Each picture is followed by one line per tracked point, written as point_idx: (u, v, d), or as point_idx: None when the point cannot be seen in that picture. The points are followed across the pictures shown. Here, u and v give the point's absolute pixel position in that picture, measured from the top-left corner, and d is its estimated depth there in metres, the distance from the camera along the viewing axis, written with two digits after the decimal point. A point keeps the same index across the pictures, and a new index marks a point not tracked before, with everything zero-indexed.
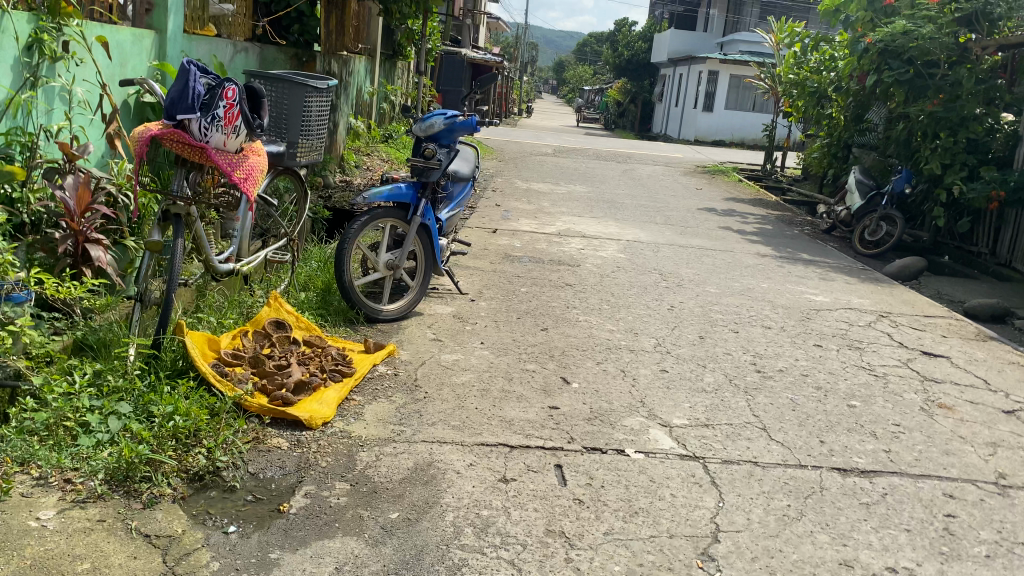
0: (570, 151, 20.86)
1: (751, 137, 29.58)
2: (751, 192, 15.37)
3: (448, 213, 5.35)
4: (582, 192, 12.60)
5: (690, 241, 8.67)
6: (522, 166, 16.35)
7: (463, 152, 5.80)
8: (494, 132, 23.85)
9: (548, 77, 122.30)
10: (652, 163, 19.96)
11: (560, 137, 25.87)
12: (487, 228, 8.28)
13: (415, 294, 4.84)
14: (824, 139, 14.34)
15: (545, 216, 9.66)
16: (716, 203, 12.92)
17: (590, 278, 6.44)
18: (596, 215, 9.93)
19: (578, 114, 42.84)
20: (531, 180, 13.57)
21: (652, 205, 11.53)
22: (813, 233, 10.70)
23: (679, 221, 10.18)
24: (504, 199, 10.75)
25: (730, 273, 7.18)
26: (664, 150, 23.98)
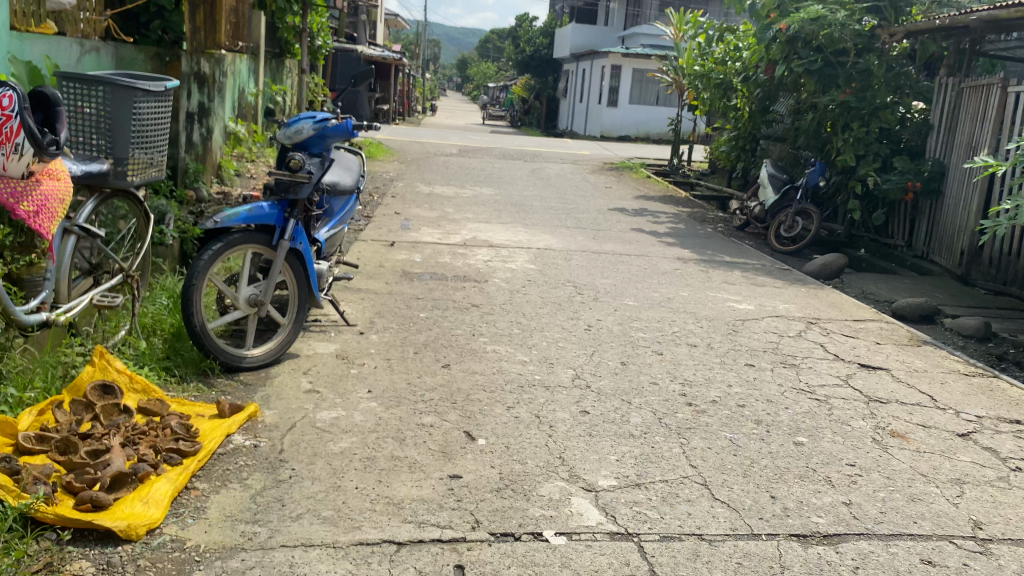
0: (476, 151, 20.20)
1: (657, 131, 29.54)
2: (661, 188, 15.05)
3: (327, 233, 4.64)
4: (488, 194, 11.94)
5: (603, 246, 8.12)
6: (425, 168, 15.60)
7: (344, 159, 5.08)
8: (397, 133, 23.01)
9: (452, 75, 121.35)
10: (559, 160, 19.49)
11: (465, 136, 25.20)
12: (383, 240, 7.54)
13: (289, 331, 4.10)
14: (731, 131, 14.09)
15: (448, 223, 8.97)
16: (627, 201, 12.48)
17: (497, 295, 5.79)
18: (503, 221, 9.30)
19: (483, 112, 42.21)
20: (434, 183, 12.85)
21: (561, 207, 10.98)
22: (727, 230, 10.34)
23: (590, 223, 9.66)
24: (404, 206, 10.01)
25: (647, 281, 6.65)
26: (571, 146, 23.58)
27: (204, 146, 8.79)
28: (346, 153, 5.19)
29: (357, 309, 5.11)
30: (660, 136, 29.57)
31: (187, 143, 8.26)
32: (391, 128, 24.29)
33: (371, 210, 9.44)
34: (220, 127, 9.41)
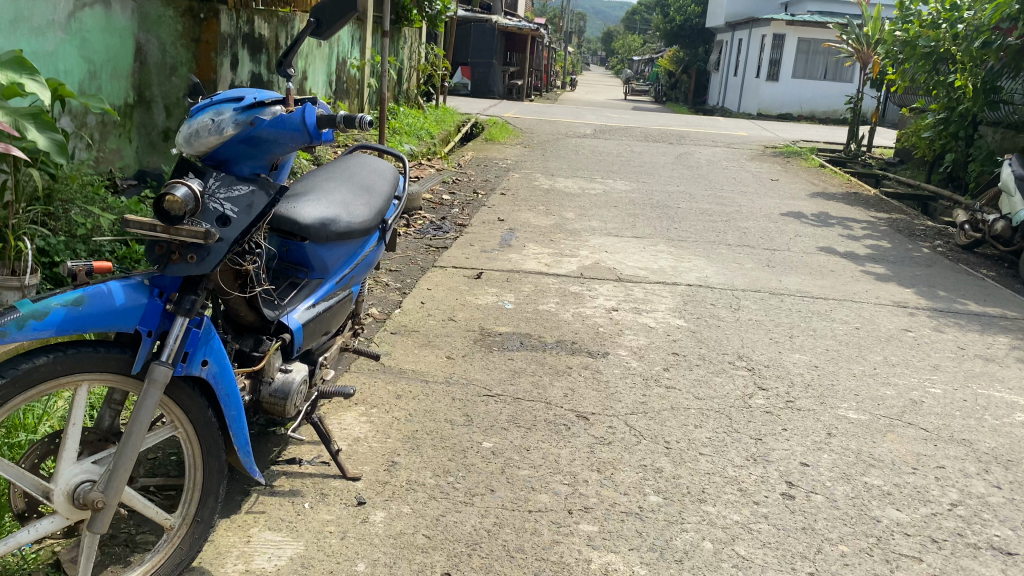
0: (613, 131, 17.78)
1: (823, 108, 26.05)
2: (840, 183, 12.19)
3: (307, 314, 2.52)
4: (624, 191, 9.58)
5: (782, 283, 5.67)
6: (553, 153, 13.38)
7: (358, 170, 2.92)
8: (528, 110, 20.96)
9: (596, 48, 118.14)
10: (711, 144, 16.77)
11: (603, 113, 22.82)
12: (469, 267, 5.39)
13: (183, 539, 1.99)
14: (939, 113, 11.05)
15: (564, 238, 6.72)
16: (801, 202, 9.83)
17: (624, 393, 3.51)
18: (641, 235, 6.95)
19: (626, 87, 39.46)
20: (559, 174, 10.61)
21: (716, 211, 8.53)
22: (949, 251, 7.57)
23: (760, 240, 7.17)
24: (513, 209, 7.83)
25: (866, 362, 4.18)
26: (724, 127, 20.75)
27: None
28: (365, 157, 3.03)
29: (375, 430, 2.98)
30: (826, 114, 26.01)
31: None
32: (522, 105, 22.21)
33: (468, 215, 7.32)
34: None
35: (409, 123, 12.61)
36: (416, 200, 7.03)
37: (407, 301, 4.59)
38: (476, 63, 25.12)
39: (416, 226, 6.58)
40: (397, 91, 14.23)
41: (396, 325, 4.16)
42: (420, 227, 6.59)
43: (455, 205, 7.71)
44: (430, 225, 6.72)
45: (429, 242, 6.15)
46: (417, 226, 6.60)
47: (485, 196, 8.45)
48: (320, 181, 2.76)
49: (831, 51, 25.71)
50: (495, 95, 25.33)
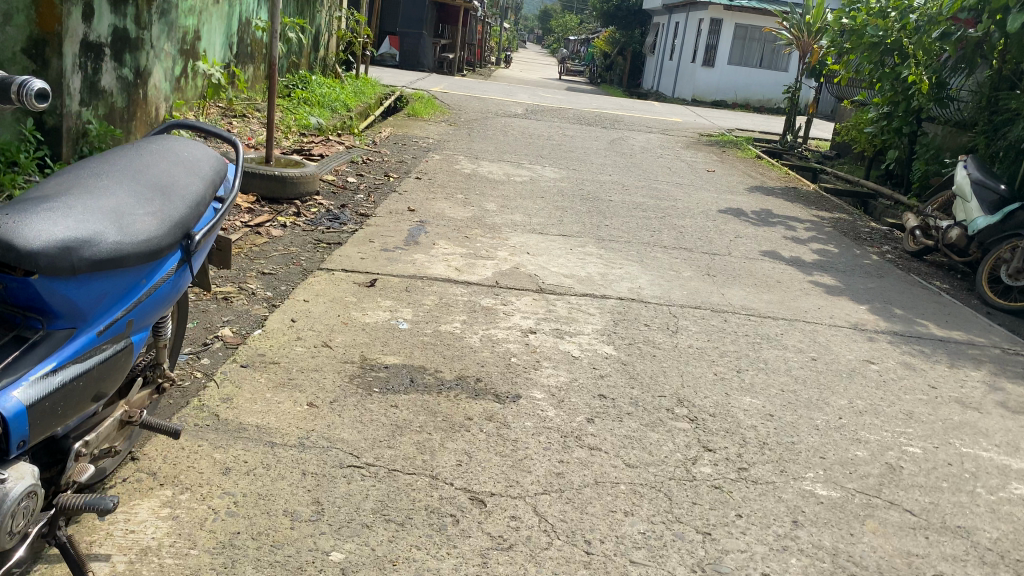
0: (545, 111, 16.96)
1: (757, 97, 25.75)
2: (778, 176, 11.65)
3: (41, 388, 1.64)
4: (552, 179, 8.79)
5: (725, 297, 4.95)
6: (480, 133, 12.50)
7: (157, 162, 2.04)
8: (457, 85, 19.97)
9: (533, 26, 117.08)
10: (645, 129, 16.12)
11: (535, 92, 21.97)
12: (361, 271, 4.51)
13: None
14: (882, 107, 10.56)
15: (481, 234, 5.88)
16: (739, 197, 9.20)
17: (535, 459, 2.71)
18: (568, 234, 6.17)
19: (561, 66, 38.68)
20: (483, 157, 9.74)
21: (651, 206, 7.81)
22: (898, 258, 7.00)
23: (699, 242, 6.46)
24: (426, 198, 6.94)
25: (829, 408, 3.48)
26: (659, 112, 20.16)
27: (126, 99, 5.92)
28: (174, 142, 2.15)
29: (177, 536, 2.11)
30: (760, 103, 25.75)
31: (86, 92, 5.36)
32: (451, 79, 21.17)
33: (373, 203, 6.41)
34: (165, 71, 6.54)
35: (323, 94, 11.57)
36: (312, 185, 6.10)
37: (275, 318, 3.69)
38: (405, 32, 23.95)
39: (309, 216, 5.65)
40: (311, 58, 13.11)
41: (252, 355, 3.27)
42: (313, 217, 5.66)
43: (360, 191, 6.79)
44: (326, 214, 5.80)
45: (321, 237, 5.23)
46: (310, 216, 5.67)
47: (398, 180, 7.53)
48: (87, 176, 1.88)
49: (767, 39, 25.38)
50: (425, 67, 24.21)
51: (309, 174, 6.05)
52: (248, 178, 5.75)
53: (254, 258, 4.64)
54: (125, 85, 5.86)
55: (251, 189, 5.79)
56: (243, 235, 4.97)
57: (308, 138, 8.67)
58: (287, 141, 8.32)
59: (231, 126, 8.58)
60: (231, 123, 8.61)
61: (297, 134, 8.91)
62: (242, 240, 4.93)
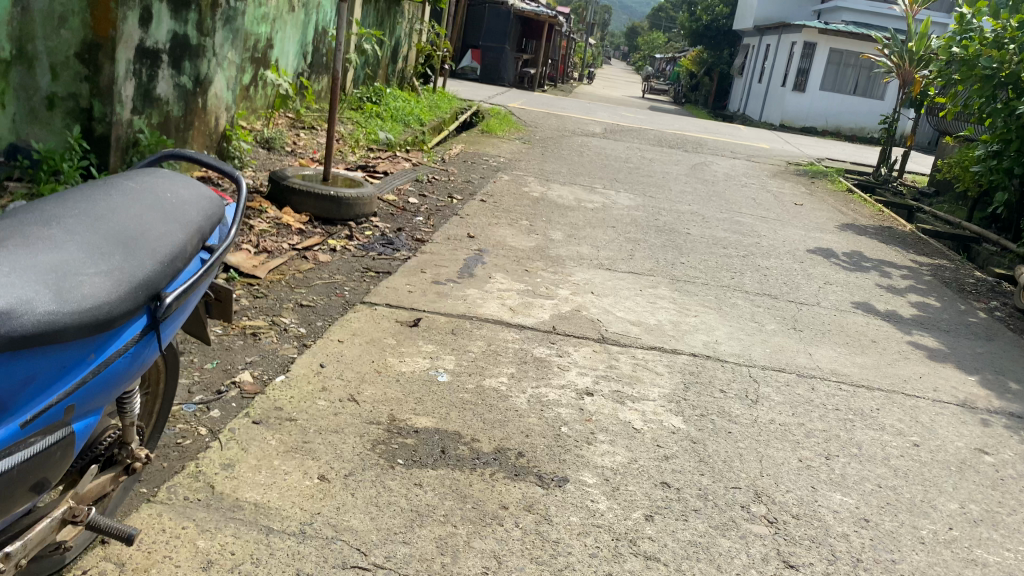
0: (625, 132, 16.47)
1: (849, 125, 24.71)
2: (871, 213, 10.90)
3: None
4: (627, 207, 8.31)
5: (811, 358, 4.40)
6: (556, 153, 12.10)
7: (129, 208, 1.68)
8: (537, 101, 19.64)
9: (619, 43, 116.48)
10: (729, 155, 15.47)
11: (617, 111, 21.48)
12: (407, 308, 4.13)
13: None
14: (991, 145, 9.75)
15: (544, 267, 5.46)
16: (828, 236, 8.55)
17: (577, 571, 2.26)
18: (639, 271, 5.69)
19: (645, 85, 38.06)
20: (556, 180, 9.33)
21: (733, 242, 7.26)
22: (1009, 317, 6.28)
23: (783, 287, 5.90)
24: (490, 223, 6.56)
25: (937, 515, 2.92)
26: (744, 137, 19.43)
27: (184, 108, 5.71)
28: (154, 185, 1.80)
29: None
30: (852, 131, 24.70)
31: (140, 100, 5.13)
32: (531, 95, 20.86)
33: (433, 227, 6.06)
34: (228, 80, 6.33)
35: (396, 107, 11.35)
36: (370, 206, 5.78)
37: (302, 361, 3.33)
38: (488, 47, 23.76)
39: (362, 240, 5.32)
40: (389, 70, 12.94)
41: (269, 408, 2.91)
42: (367, 241, 5.33)
43: (421, 214, 6.45)
44: (381, 238, 5.47)
45: (371, 265, 4.89)
46: (363, 240, 5.34)
47: (463, 202, 7.18)
48: (32, 225, 1.52)
49: (863, 65, 24.33)
50: (506, 82, 23.99)
51: (368, 194, 5.74)
52: (302, 197, 5.47)
53: (295, 286, 4.32)
54: (183, 94, 5.65)
55: (305, 207, 5.51)
56: (288, 260, 4.67)
57: (376, 154, 8.40)
58: (352, 156, 8.06)
59: (298, 137, 8.38)
60: (298, 134, 8.41)
61: (365, 149, 8.66)
62: (286, 265, 4.62)
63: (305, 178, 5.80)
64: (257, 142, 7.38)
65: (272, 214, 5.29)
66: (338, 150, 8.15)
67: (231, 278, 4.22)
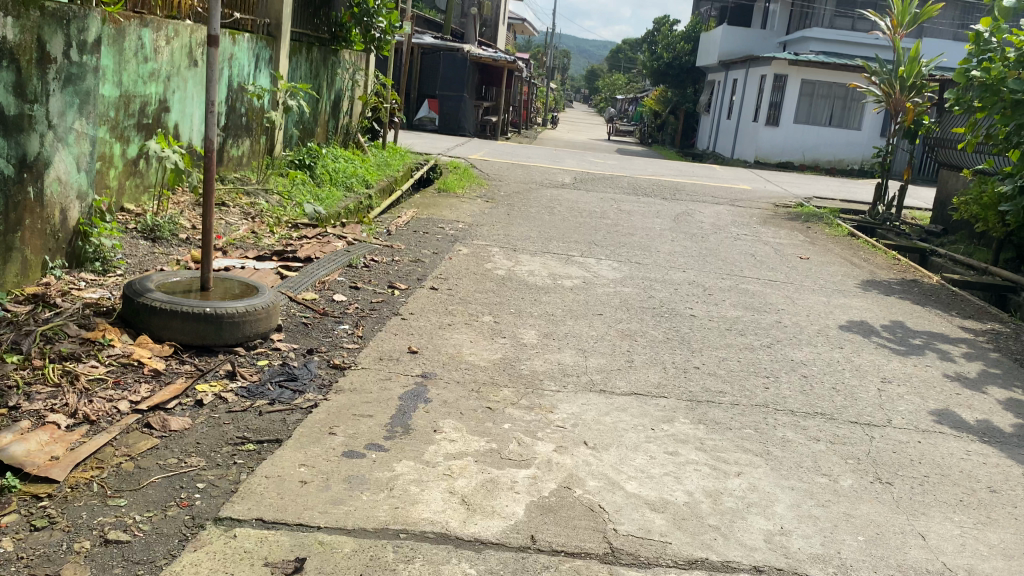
0: (596, 180, 15.08)
1: (827, 158, 23.65)
2: (887, 262, 9.50)
3: None
4: (612, 281, 6.79)
5: (931, 551, 2.85)
6: (522, 210, 10.63)
7: None
8: (499, 150, 18.26)
9: (580, 86, 116.86)
10: (712, 200, 14.10)
11: (585, 156, 20.17)
12: (289, 531, 2.54)
13: None
14: (1022, 180, 8.41)
15: (512, 394, 3.89)
16: (856, 301, 7.08)
17: None
18: (643, 390, 4.14)
19: (611, 126, 37.03)
20: (523, 248, 7.81)
21: (749, 324, 5.76)
22: None
23: (834, 397, 4.38)
24: (440, 325, 4.99)
25: None
26: (724, 177, 18.14)
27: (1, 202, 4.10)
28: None
29: None
30: (830, 164, 23.65)
31: None
32: (492, 143, 19.50)
33: (360, 341, 4.48)
34: (79, 157, 4.73)
35: (334, 171, 9.85)
36: (268, 321, 4.19)
37: None
38: (445, 95, 22.40)
39: (251, 379, 3.72)
40: (329, 127, 11.47)
41: None
42: (257, 381, 3.73)
43: (346, 319, 4.89)
44: (280, 371, 3.88)
45: (253, 427, 3.29)
46: (252, 378, 3.74)
47: (406, 292, 5.62)
48: None
49: (837, 95, 23.31)
50: (465, 131, 22.64)
51: (265, 305, 4.16)
52: (164, 320, 3.88)
53: (113, 492, 2.71)
54: None
55: (170, 334, 3.92)
56: (117, 435, 3.06)
57: (300, 232, 6.84)
58: (268, 239, 6.48)
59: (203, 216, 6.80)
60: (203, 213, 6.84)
61: (288, 226, 7.09)
62: (114, 445, 3.01)
63: (178, 288, 4.21)
64: (138, 233, 5.79)
65: (117, 351, 3.69)
66: (252, 233, 6.57)
67: (7, 487, 2.64)
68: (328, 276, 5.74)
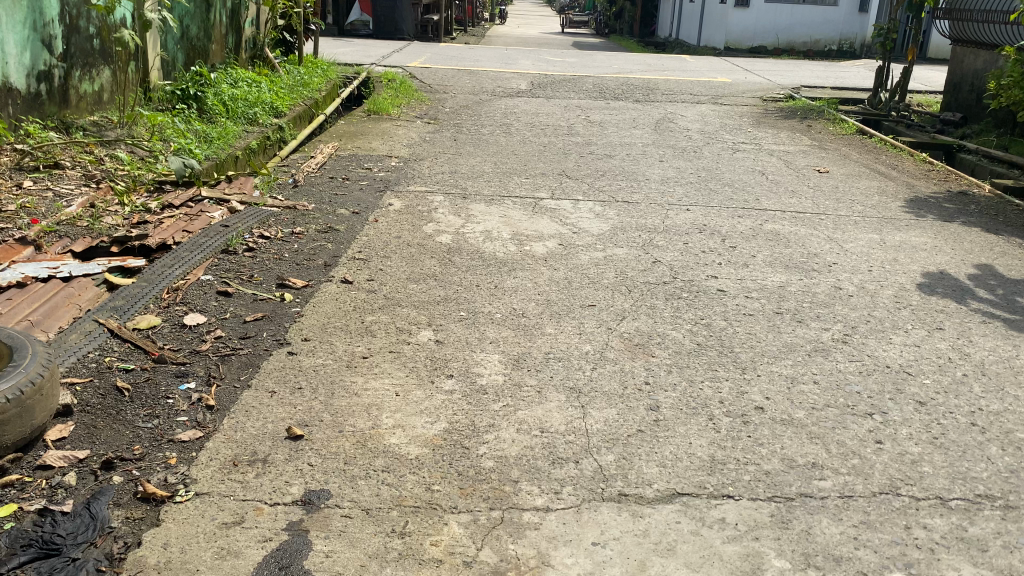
0: (556, 83, 13.07)
1: (802, 39, 21.66)
2: (920, 170, 7.79)
3: None
4: (596, 237, 5.00)
5: None
6: (471, 132, 8.69)
7: None
8: (442, 55, 16.06)
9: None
10: (692, 97, 12.18)
11: (540, 54, 17.97)
12: None
13: None
14: None
15: (463, 533, 2.17)
16: (916, 237, 5.39)
17: None
18: (691, 484, 2.43)
19: (564, 18, 34.43)
20: (475, 194, 5.95)
21: (802, 302, 4.03)
22: None
23: (988, 452, 2.70)
24: (349, 358, 3.19)
25: None
26: (697, 69, 16.17)
27: None
28: None
29: None
30: (806, 46, 21.69)
31: None
32: (434, 46, 17.20)
33: (210, 419, 2.70)
34: None
35: (232, 99, 7.80)
36: (24, 421, 2.37)
37: None
38: None
39: None
40: (227, 43, 9.29)
41: None
42: None
43: (196, 363, 3.09)
44: (31, 535, 2.09)
45: None
46: None
47: (303, 293, 3.82)
48: None
49: None
50: (404, 35, 20.07)
51: (10, 396, 2.32)
52: None
53: None
54: None
55: None
56: None
57: (162, 200, 4.94)
58: (110, 216, 4.58)
59: (26, 182, 4.86)
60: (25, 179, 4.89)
61: (146, 193, 5.20)
62: None
63: None
64: None
65: None
66: (91, 208, 4.66)
67: None
68: (189, 275, 3.92)
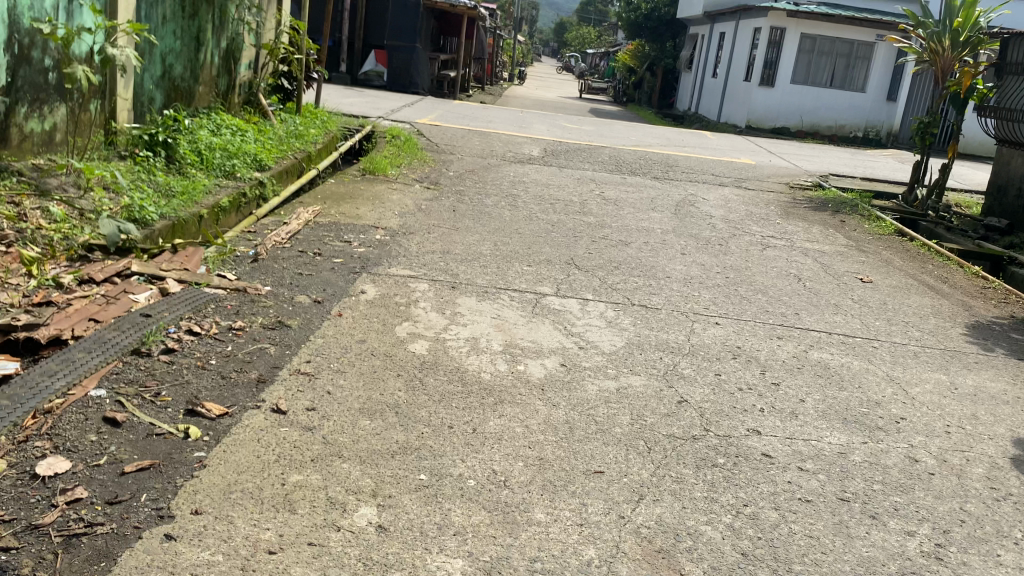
0: (570, 152, 12.31)
1: (826, 122, 21.08)
2: (975, 285, 6.89)
3: None
4: (606, 356, 4.08)
5: None
6: (474, 203, 7.84)
7: None
8: (455, 112, 15.38)
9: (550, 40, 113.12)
10: (714, 179, 11.40)
11: (556, 119, 17.32)
12: None
13: None
14: None
15: None
16: (992, 380, 4.46)
17: None
18: None
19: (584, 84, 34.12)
20: (467, 284, 5.05)
21: (871, 482, 3.10)
22: None
23: None
24: (250, 554, 2.26)
25: None
26: (719, 147, 15.45)
27: None
28: None
29: None
30: (830, 129, 21.09)
31: None
32: (447, 103, 16.55)
33: None
34: None
35: (209, 148, 6.97)
36: None
37: None
38: (393, 46, 19.28)
39: None
40: (217, 85, 8.51)
41: None
42: None
43: (27, 549, 2.16)
44: None
45: None
46: None
47: (215, 430, 2.89)
48: None
49: (839, 52, 20.59)
50: (419, 90, 19.37)
51: None
52: None
53: None
54: None
55: None
56: None
57: (81, 272, 4.04)
58: (5, 291, 3.67)
59: None
60: None
61: (68, 261, 4.30)
62: None
63: None
64: None
65: None
66: None
67: None
68: (72, 391, 2.98)
